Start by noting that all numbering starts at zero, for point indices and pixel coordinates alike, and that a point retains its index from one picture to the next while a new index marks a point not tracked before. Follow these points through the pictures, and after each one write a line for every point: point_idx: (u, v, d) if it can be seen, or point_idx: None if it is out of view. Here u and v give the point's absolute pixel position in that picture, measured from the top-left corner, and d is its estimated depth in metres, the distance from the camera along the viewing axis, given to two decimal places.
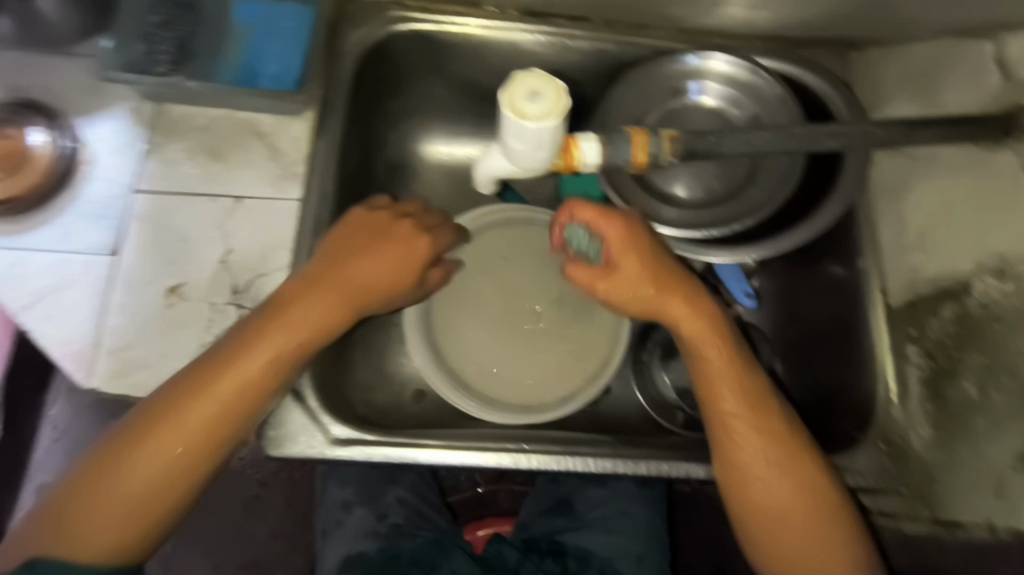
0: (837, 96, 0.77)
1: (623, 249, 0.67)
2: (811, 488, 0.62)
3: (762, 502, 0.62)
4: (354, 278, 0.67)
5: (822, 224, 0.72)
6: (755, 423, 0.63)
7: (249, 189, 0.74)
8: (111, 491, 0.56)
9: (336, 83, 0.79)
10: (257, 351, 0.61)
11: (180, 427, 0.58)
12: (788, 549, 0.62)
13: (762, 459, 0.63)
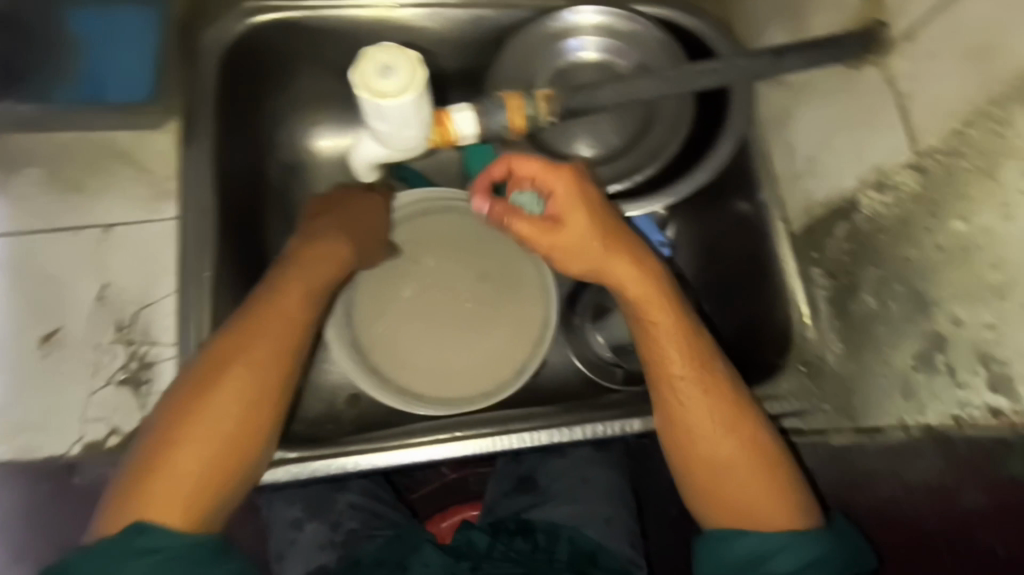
0: (714, 34, 0.77)
1: (569, 204, 0.62)
2: (749, 428, 0.64)
3: (700, 447, 0.64)
4: (299, 292, 0.66)
5: (719, 163, 0.73)
6: (693, 373, 0.64)
7: (117, 215, 0.68)
8: (179, 471, 0.57)
9: (200, 89, 0.72)
10: (222, 391, 0.59)
11: (205, 438, 0.58)
12: (730, 491, 0.63)
13: (700, 406, 0.64)
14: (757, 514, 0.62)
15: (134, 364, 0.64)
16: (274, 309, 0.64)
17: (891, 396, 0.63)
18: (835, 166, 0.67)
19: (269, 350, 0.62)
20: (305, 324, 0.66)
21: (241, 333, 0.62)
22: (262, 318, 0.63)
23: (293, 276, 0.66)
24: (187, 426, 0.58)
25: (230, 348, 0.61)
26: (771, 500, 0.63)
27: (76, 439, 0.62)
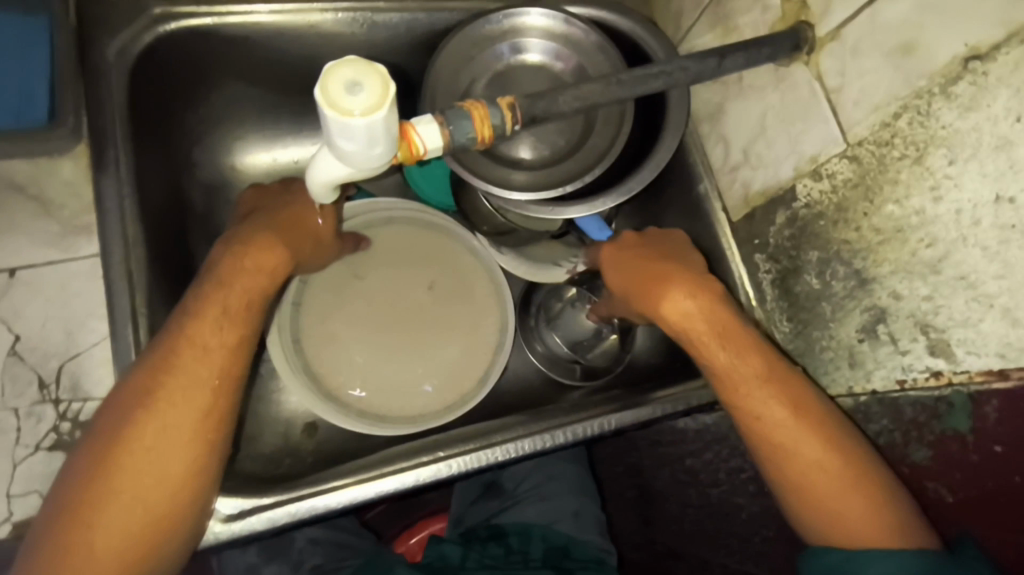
0: (648, 36, 0.79)
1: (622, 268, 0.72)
2: (843, 444, 0.61)
3: (794, 462, 0.62)
4: (215, 319, 0.60)
5: (663, 159, 0.74)
6: (770, 387, 0.63)
7: (24, 257, 0.59)
8: (99, 535, 0.52)
9: (107, 106, 0.64)
10: (141, 440, 0.55)
11: (121, 494, 0.53)
12: (812, 497, 0.61)
13: (785, 418, 0.62)
14: (862, 531, 0.59)
15: (65, 425, 0.56)
16: (190, 340, 0.58)
17: (836, 365, 0.68)
18: (771, 157, 0.72)
19: (192, 387, 0.57)
20: (229, 354, 0.60)
21: (157, 373, 0.56)
22: (178, 353, 0.57)
23: (214, 299, 0.60)
24: (101, 485, 0.53)
25: (147, 391, 0.55)
26: (859, 509, 0.59)
27: (3, 519, 0.54)
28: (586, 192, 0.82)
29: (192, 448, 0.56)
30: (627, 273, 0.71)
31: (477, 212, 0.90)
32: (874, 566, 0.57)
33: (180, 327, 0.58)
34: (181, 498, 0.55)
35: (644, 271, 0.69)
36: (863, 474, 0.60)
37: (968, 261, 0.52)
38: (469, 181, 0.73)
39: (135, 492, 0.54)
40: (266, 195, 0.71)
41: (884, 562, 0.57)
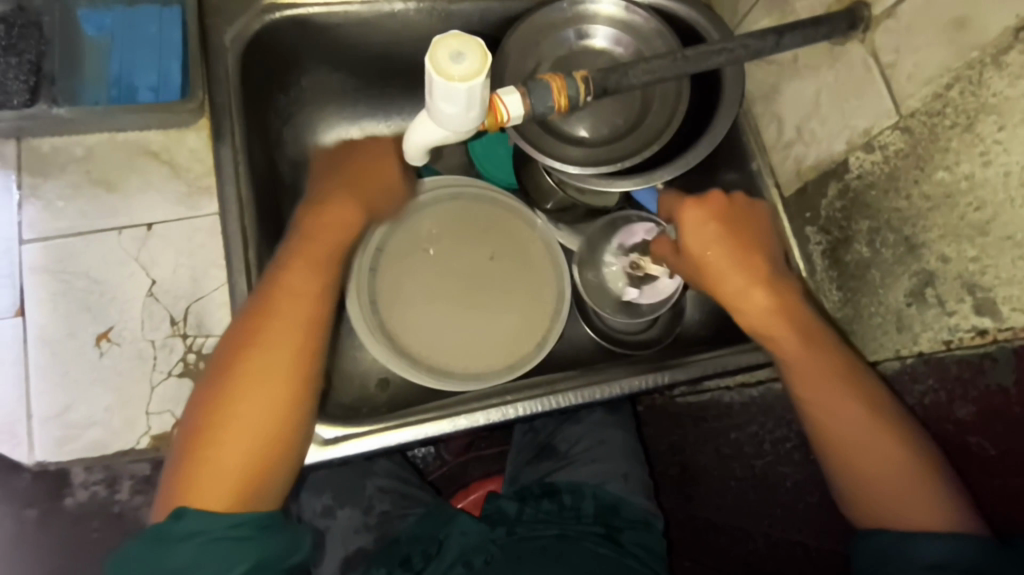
0: (707, 22, 0.84)
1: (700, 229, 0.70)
2: (898, 435, 0.65)
3: (846, 446, 0.66)
4: (306, 268, 0.67)
5: (717, 136, 0.79)
6: (833, 377, 0.67)
7: (157, 213, 0.69)
8: (226, 451, 0.59)
9: (221, 81, 0.71)
10: (252, 375, 0.62)
11: (241, 415, 0.61)
12: (875, 484, 0.65)
13: (849, 409, 0.66)
14: (912, 516, 0.63)
15: (192, 356, 0.66)
16: (285, 290, 0.66)
17: (885, 330, 0.72)
18: (824, 133, 0.76)
19: (289, 330, 0.64)
20: (320, 297, 0.67)
21: (260, 318, 0.64)
22: (277, 296, 0.65)
23: (303, 253, 0.68)
24: (224, 407, 0.61)
25: (253, 333, 0.63)
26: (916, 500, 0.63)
27: (144, 432, 0.64)
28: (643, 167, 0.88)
29: (291, 382, 0.63)
30: (701, 239, 0.70)
31: (539, 188, 0.99)
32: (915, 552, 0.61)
33: (278, 275, 0.66)
34: (283, 426, 0.62)
35: (722, 245, 0.69)
36: (920, 462, 0.64)
37: (1016, 221, 0.55)
38: (536, 156, 0.79)
39: (245, 423, 0.61)
40: (336, 151, 0.76)
41: (926, 548, 0.60)
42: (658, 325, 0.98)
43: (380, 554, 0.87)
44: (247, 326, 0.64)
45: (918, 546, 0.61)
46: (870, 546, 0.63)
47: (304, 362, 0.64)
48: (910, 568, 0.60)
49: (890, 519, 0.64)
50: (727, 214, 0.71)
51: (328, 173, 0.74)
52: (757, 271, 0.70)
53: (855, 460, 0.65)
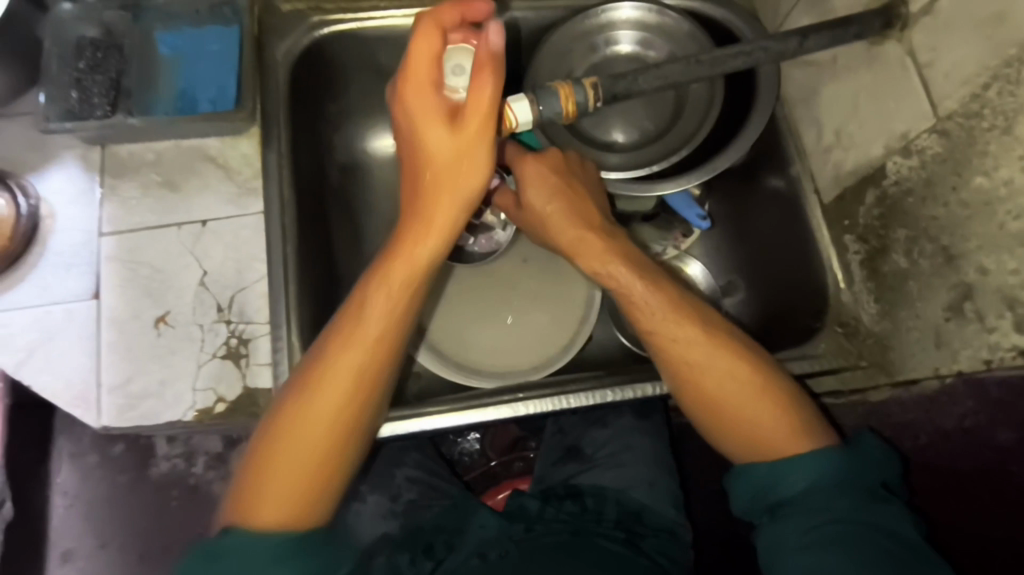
0: (744, 23, 0.83)
1: (528, 172, 0.74)
2: (756, 378, 0.68)
3: (711, 393, 0.68)
4: (388, 287, 0.62)
5: (751, 138, 0.77)
6: (686, 320, 0.70)
7: (212, 211, 0.77)
8: (286, 468, 0.59)
9: (273, 94, 0.79)
10: (314, 405, 0.60)
11: (307, 435, 0.60)
12: (735, 418, 0.68)
13: (696, 353, 0.69)
14: (773, 443, 0.66)
15: (234, 340, 0.73)
16: (360, 325, 0.62)
17: (923, 346, 0.68)
18: (862, 136, 0.72)
19: (362, 363, 0.62)
20: (404, 315, 0.64)
21: (331, 349, 0.62)
22: (355, 313, 0.63)
23: (387, 278, 0.62)
24: (294, 421, 0.60)
25: (324, 356, 0.62)
26: (767, 426, 0.67)
27: (189, 406, 0.71)
28: (675, 171, 0.87)
29: (351, 413, 0.62)
30: (544, 185, 0.74)
31: None
32: (781, 486, 0.64)
33: (363, 289, 0.63)
34: (336, 457, 0.61)
35: (557, 193, 0.73)
36: (779, 397, 0.68)
37: None
38: None
39: (303, 450, 0.60)
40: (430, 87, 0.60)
41: (788, 482, 0.64)
42: None
43: (403, 539, 0.89)
44: (326, 344, 0.62)
45: (782, 480, 0.64)
46: (750, 499, 0.67)
47: (358, 398, 0.61)
48: (791, 515, 0.62)
49: (757, 454, 0.67)
50: (561, 173, 0.75)
51: (412, 196, 0.63)
52: (592, 225, 0.74)
53: (723, 404, 0.68)
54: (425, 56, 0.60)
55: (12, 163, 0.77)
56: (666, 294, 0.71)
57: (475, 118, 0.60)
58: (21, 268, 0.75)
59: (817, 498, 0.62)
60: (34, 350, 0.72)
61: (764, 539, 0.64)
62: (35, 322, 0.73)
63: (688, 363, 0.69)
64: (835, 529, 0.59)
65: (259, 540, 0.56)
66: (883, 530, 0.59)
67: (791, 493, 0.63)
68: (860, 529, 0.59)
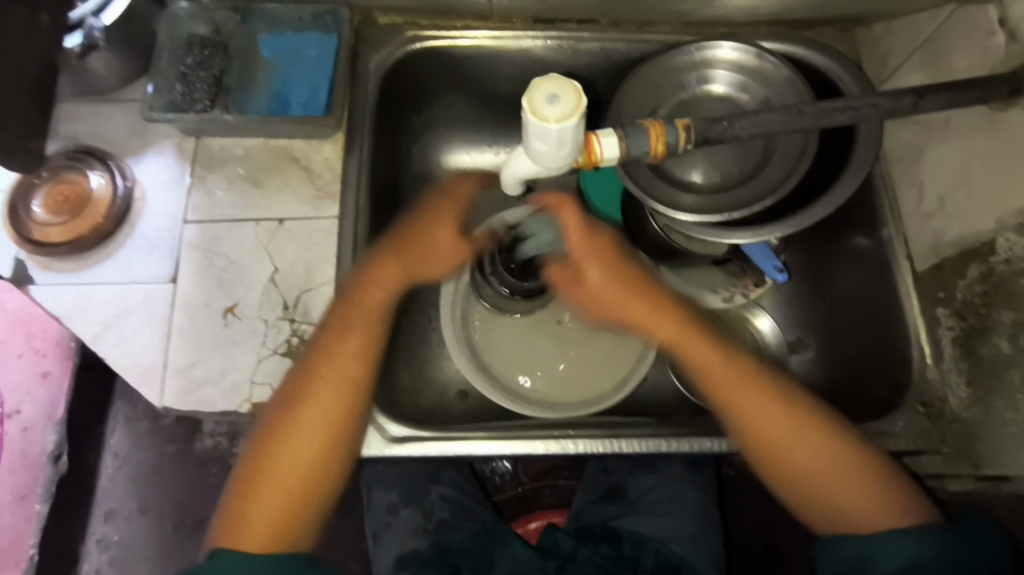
0: (845, 72, 0.79)
1: (585, 249, 0.69)
2: (815, 431, 0.65)
3: (790, 467, 0.65)
4: (353, 333, 0.70)
5: (843, 194, 0.72)
6: (745, 383, 0.67)
7: (289, 211, 0.79)
8: (263, 498, 0.64)
9: (361, 103, 0.83)
10: (283, 441, 0.66)
11: (284, 465, 0.66)
12: (820, 494, 0.65)
13: (758, 418, 0.66)
14: (863, 520, 0.63)
15: (295, 339, 0.74)
16: (330, 371, 0.68)
17: (1020, 443, 0.65)
18: (970, 206, 0.69)
19: (333, 393, 0.68)
20: (369, 363, 0.70)
21: (305, 381, 0.68)
22: (327, 357, 0.69)
23: (350, 328, 0.70)
24: (269, 457, 0.66)
25: (296, 397, 0.68)
26: (851, 495, 0.64)
27: (245, 398, 0.72)
28: (754, 220, 0.82)
29: (326, 441, 0.67)
30: (608, 278, 0.68)
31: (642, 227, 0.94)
32: (880, 559, 0.60)
33: (335, 329, 0.70)
34: (307, 492, 0.66)
35: (638, 291, 0.69)
36: (855, 461, 0.64)
37: None
38: (640, 199, 0.78)
39: (276, 484, 0.65)
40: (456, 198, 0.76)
41: (892, 559, 0.59)
42: None
43: (430, 561, 0.86)
44: (298, 383, 0.68)
45: (885, 557, 0.60)
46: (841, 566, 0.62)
47: (339, 426, 0.67)
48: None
49: (828, 514, 0.64)
50: (615, 245, 0.71)
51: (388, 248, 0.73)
52: (650, 291, 0.70)
53: (801, 479, 0.65)
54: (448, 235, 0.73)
55: (113, 147, 0.81)
56: (669, 312, 0.70)
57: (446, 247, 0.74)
58: (110, 245, 0.78)
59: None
60: (111, 325, 0.75)
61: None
62: (115, 299, 0.76)
63: (750, 426, 0.66)
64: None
65: (247, 554, 0.60)
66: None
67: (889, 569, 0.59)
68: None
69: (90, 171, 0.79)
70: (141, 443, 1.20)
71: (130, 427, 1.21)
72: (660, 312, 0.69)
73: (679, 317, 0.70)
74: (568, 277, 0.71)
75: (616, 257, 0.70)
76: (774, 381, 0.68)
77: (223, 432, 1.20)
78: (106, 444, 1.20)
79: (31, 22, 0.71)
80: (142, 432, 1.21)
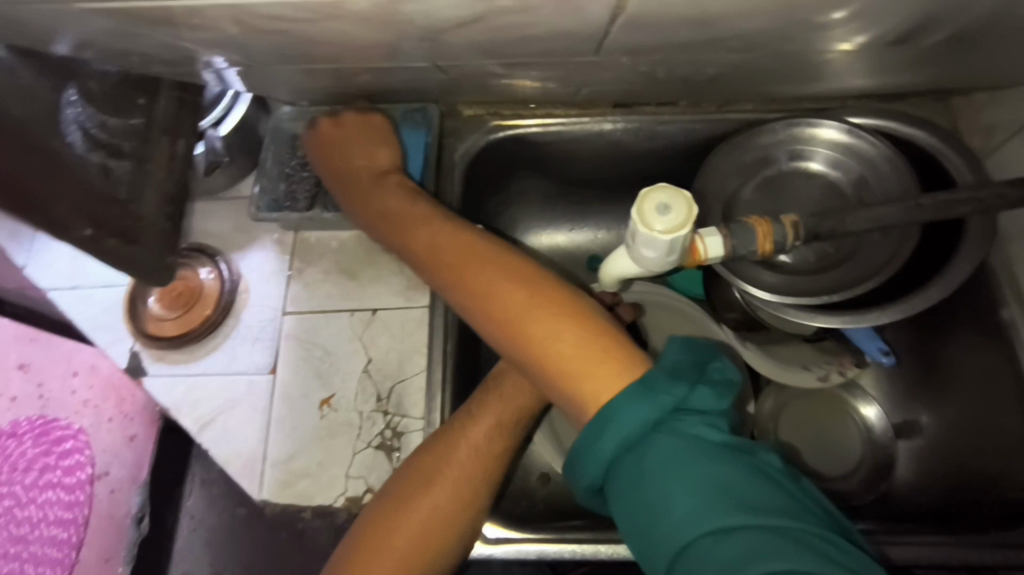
0: (949, 149, 0.76)
1: (348, 134, 0.83)
2: (555, 302, 0.66)
3: (540, 336, 0.64)
4: (483, 421, 0.72)
5: (957, 280, 0.68)
6: (493, 271, 0.70)
7: (381, 301, 0.81)
8: None
9: (448, 194, 0.86)
10: (383, 545, 0.64)
11: (393, 549, 0.64)
12: (564, 357, 0.61)
13: (506, 282, 0.68)
14: (585, 386, 0.59)
15: (389, 432, 0.75)
16: (454, 457, 0.69)
17: None
18: None
19: (456, 481, 0.68)
20: (495, 455, 0.71)
21: (416, 487, 0.67)
22: (457, 443, 0.69)
23: (481, 418, 0.72)
24: (381, 535, 0.65)
25: (421, 479, 0.67)
26: (578, 354, 0.61)
27: (341, 492, 0.73)
28: (853, 302, 0.78)
29: (428, 549, 0.65)
30: (363, 176, 0.82)
31: (726, 301, 0.89)
32: (693, 402, 0.54)
33: (466, 416, 0.72)
34: None
35: (394, 189, 0.80)
36: (579, 323, 0.64)
37: None
38: (728, 278, 0.75)
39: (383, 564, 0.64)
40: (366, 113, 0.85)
41: (707, 428, 0.53)
42: (859, 472, 0.85)
43: None
44: (422, 465, 0.68)
45: (693, 399, 0.55)
46: (590, 470, 0.55)
47: (459, 515, 0.67)
48: (678, 507, 0.49)
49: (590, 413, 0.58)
50: (388, 176, 0.82)
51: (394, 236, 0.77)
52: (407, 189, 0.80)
53: (558, 360, 0.62)
54: (367, 173, 0.82)
55: (220, 242, 0.87)
56: (529, 284, 0.68)
57: (348, 128, 0.84)
58: (217, 336, 0.82)
59: (668, 446, 0.51)
60: (216, 416, 0.77)
61: (631, 514, 0.51)
62: (220, 389, 0.79)
63: (563, 361, 0.61)
64: (740, 540, 0.46)
65: None
66: (799, 531, 0.47)
67: (693, 439, 0.52)
68: (800, 533, 0.47)
69: (200, 268, 0.84)
70: None
71: None
72: (427, 220, 0.76)
73: (455, 235, 0.74)
74: (337, 129, 0.84)
75: (377, 159, 0.83)
76: (514, 271, 0.70)
77: None
78: None
79: (172, 150, 0.74)
80: None
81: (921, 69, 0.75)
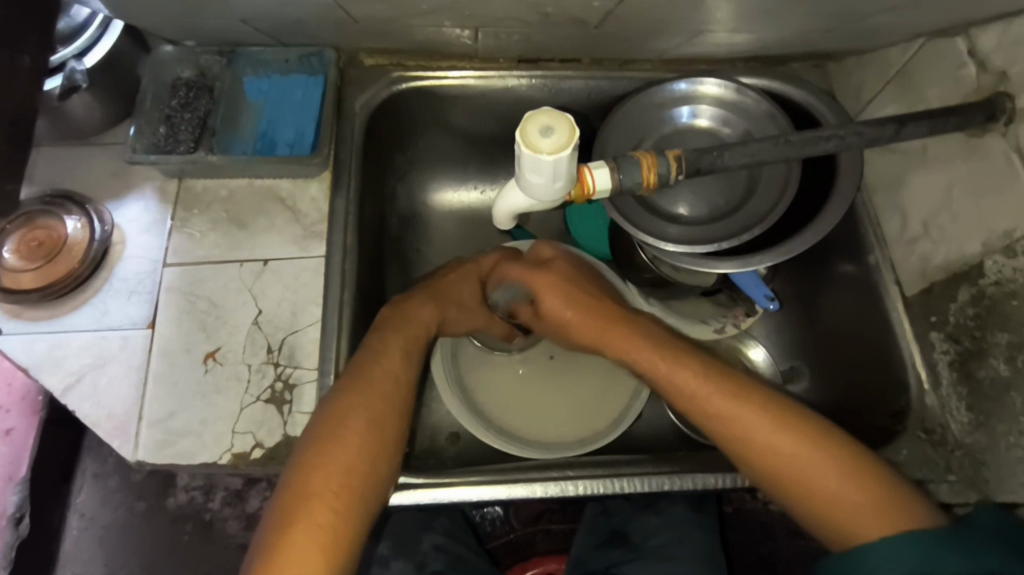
0: (820, 103, 0.82)
1: (550, 285, 0.77)
2: (747, 398, 0.66)
3: (741, 434, 0.65)
4: (391, 355, 0.70)
5: (829, 222, 0.72)
6: (644, 345, 0.72)
7: (273, 251, 0.77)
8: (307, 524, 0.59)
9: (347, 142, 0.82)
10: (318, 480, 0.61)
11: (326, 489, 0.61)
12: (772, 459, 0.63)
13: (712, 391, 0.67)
14: (813, 486, 0.61)
15: (279, 384, 0.71)
16: (367, 391, 0.67)
17: None
18: (954, 231, 0.71)
19: (373, 415, 0.66)
20: (405, 386, 0.70)
21: (327, 432, 0.64)
22: (369, 377, 0.68)
23: (386, 354, 0.70)
24: (309, 479, 0.61)
25: (334, 418, 0.64)
26: (786, 451, 0.63)
27: (225, 448, 0.69)
28: (744, 250, 0.82)
29: (367, 473, 0.63)
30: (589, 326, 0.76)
31: (634, 261, 0.90)
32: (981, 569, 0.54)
33: (369, 356, 0.70)
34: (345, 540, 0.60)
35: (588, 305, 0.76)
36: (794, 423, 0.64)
37: None
38: (627, 230, 0.77)
39: (322, 509, 0.60)
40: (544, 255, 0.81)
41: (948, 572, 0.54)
42: None
43: None
44: (334, 405, 0.66)
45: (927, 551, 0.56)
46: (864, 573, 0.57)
47: (385, 446, 0.65)
48: None
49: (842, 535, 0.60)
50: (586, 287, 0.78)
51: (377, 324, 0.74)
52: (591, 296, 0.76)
53: (752, 444, 0.64)
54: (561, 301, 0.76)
55: (92, 192, 0.79)
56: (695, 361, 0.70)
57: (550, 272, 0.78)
58: (86, 290, 0.75)
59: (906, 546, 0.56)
60: (84, 374, 0.71)
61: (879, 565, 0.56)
62: (89, 346, 0.72)
63: (760, 440, 0.64)
64: None
65: None
66: None
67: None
68: None
69: (66, 216, 0.77)
70: (105, 501, 1.15)
71: (97, 482, 1.16)
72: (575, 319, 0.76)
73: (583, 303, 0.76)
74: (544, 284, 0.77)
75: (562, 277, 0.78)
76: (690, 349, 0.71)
77: (198, 485, 1.15)
78: (72, 504, 1.15)
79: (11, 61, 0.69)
80: (109, 489, 1.16)
81: (797, 28, 0.79)
